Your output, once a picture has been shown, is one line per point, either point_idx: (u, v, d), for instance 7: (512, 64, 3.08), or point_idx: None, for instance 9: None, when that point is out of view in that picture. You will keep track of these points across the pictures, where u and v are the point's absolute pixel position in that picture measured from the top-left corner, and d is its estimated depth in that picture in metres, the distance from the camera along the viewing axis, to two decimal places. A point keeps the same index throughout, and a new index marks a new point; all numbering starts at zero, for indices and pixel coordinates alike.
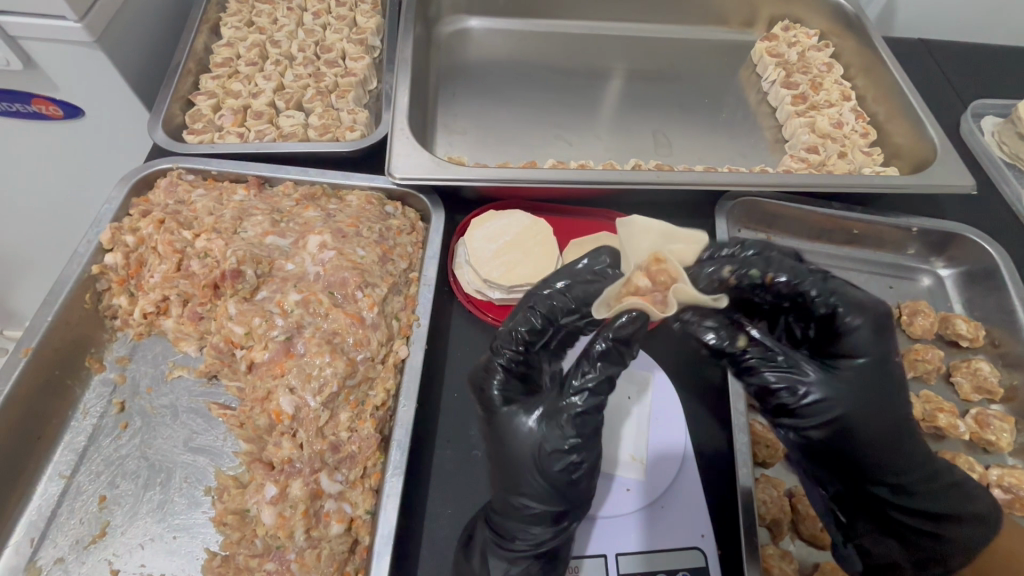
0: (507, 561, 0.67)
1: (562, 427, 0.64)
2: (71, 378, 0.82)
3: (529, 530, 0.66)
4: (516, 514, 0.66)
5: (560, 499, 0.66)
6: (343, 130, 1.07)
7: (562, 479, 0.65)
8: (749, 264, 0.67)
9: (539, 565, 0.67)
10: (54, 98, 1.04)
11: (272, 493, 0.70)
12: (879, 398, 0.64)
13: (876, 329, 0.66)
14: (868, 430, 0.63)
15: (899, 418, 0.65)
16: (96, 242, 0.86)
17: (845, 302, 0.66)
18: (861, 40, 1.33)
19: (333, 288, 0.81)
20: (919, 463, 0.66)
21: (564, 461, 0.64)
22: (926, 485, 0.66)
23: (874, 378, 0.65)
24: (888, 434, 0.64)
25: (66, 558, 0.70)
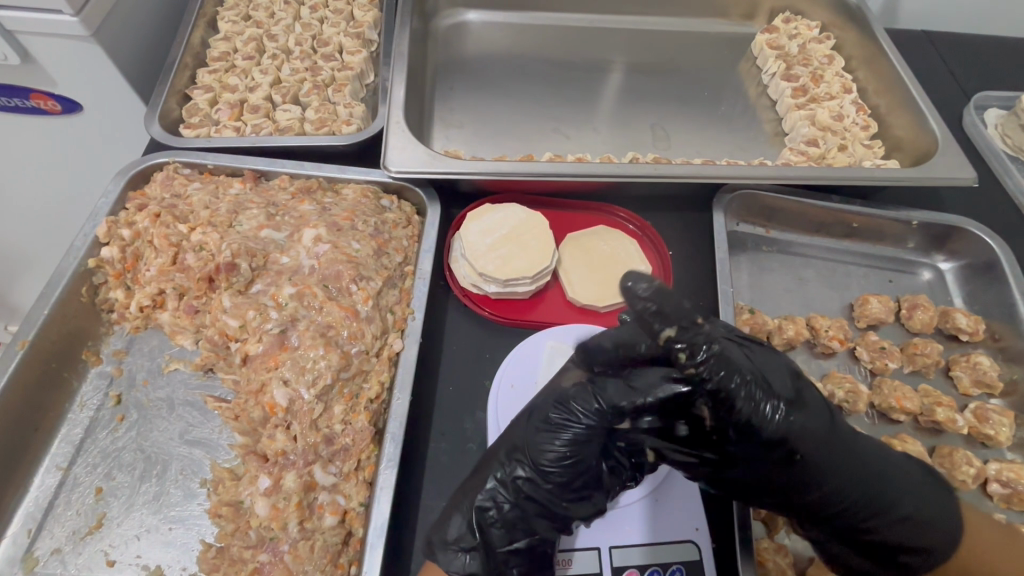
0: (468, 523, 0.66)
1: (575, 408, 0.66)
2: (68, 371, 0.82)
3: (494, 492, 0.67)
4: (495, 477, 0.68)
5: (541, 479, 0.66)
6: (340, 124, 1.07)
7: (552, 461, 0.66)
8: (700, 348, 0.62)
9: (504, 539, 0.67)
10: (52, 93, 1.04)
11: (266, 485, 0.71)
12: (820, 426, 0.62)
13: (763, 386, 0.60)
14: (790, 469, 0.62)
15: (838, 448, 0.63)
16: (92, 235, 0.86)
17: (720, 356, 0.60)
18: (864, 32, 1.31)
19: (327, 281, 0.82)
20: (890, 497, 0.64)
21: (561, 442, 0.66)
22: (897, 517, 0.63)
23: (806, 420, 0.61)
24: (840, 467, 0.62)
25: (63, 548, 0.71)
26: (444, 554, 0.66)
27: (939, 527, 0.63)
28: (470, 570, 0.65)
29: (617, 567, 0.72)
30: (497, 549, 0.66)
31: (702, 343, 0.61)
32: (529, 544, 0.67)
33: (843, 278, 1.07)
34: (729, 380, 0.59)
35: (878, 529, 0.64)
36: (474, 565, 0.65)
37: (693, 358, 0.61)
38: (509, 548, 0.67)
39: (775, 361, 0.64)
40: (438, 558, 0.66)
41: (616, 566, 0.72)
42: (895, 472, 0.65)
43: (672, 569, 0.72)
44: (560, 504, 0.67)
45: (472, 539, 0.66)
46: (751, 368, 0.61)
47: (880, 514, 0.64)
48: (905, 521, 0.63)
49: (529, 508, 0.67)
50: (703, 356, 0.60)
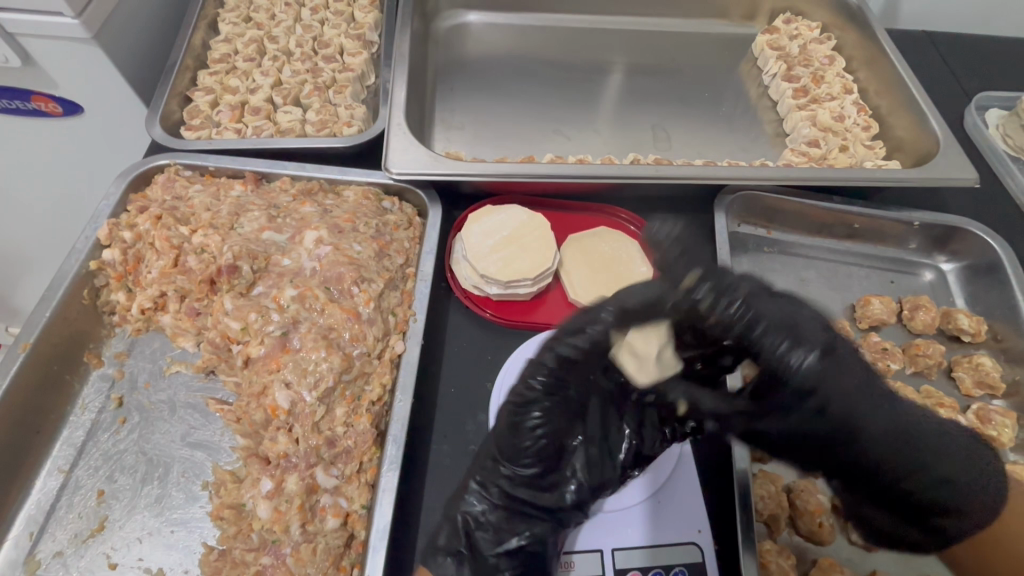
0: (454, 528, 0.68)
1: (526, 413, 0.65)
2: (69, 374, 0.82)
3: (475, 493, 0.69)
4: (474, 480, 0.70)
5: (515, 474, 0.68)
6: (341, 126, 1.07)
7: (523, 457, 0.68)
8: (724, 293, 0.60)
9: (492, 542, 0.68)
10: (53, 95, 1.04)
11: (268, 488, 0.71)
12: (854, 376, 0.60)
13: (794, 337, 0.59)
14: (829, 422, 0.59)
15: (873, 399, 0.60)
16: (94, 238, 0.86)
17: (751, 303, 0.60)
18: (865, 33, 1.31)
19: (328, 284, 0.82)
20: (929, 454, 0.61)
21: (526, 440, 0.66)
22: (935, 474, 0.61)
23: (839, 367, 0.59)
24: (879, 419, 0.59)
25: (64, 551, 0.71)
26: (433, 559, 0.67)
27: (975, 486, 0.61)
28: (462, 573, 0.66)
29: (619, 569, 0.72)
30: (488, 553, 0.67)
31: (731, 287, 0.60)
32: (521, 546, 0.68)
33: (844, 279, 1.07)
34: (761, 326, 0.59)
35: (915, 489, 0.62)
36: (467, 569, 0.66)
37: (722, 301, 0.59)
38: (499, 550, 0.67)
39: (806, 309, 0.61)
40: (429, 565, 0.67)
41: (618, 568, 0.72)
42: (929, 428, 0.63)
43: (675, 571, 0.72)
44: (539, 495, 0.70)
45: (459, 543, 0.67)
46: (783, 315, 0.60)
47: (917, 472, 0.61)
48: (943, 480, 0.61)
49: (513, 505, 0.69)
50: (738, 307, 0.59)
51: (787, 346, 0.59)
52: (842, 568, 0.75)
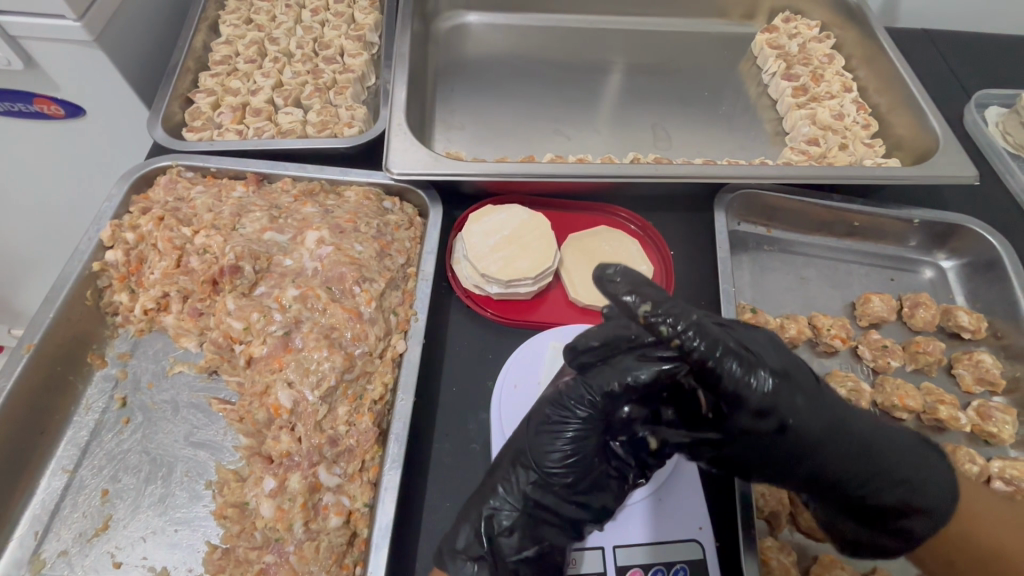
0: (475, 532, 0.67)
1: (573, 410, 0.65)
2: (73, 374, 0.82)
3: (502, 498, 0.67)
4: (503, 484, 0.68)
5: (547, 480, 0.67)
6: (342, 127, 1.08)
7: (556, 462, 0.66)
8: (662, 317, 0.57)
9: (514, 548, 0.66)
10: (55, 97, 1.05)
11: (271, 486, 0.71)
12: (811, 400, 0.62)
13: (748, 363, 0.58)
14: (783, 441, 0.61)
15: (824, 413, 0.62)
16: (97, 239, 0.87)
17: (703, 332, 0.57)
18: (864, 31, 1.32)
19: (330, 284, 0.82)
20: (884, 463, 0.63)
21: (564, 441, 0.66)
22: (893, 481, 0.63)
23: (795, 393, 0.61)
24: (833, 440, 0.62)
25: (69, 550, 0.71)
26: (452, 561, 0.66)
27: (936, 491, 0.63)
28: None
29: (621, 566, 0.72)
30: (506, 556, 0.66)
31: (683, 315, 0.58)
32: (539, 552, 0.67)
33: (844, 277, 1.07)
34: (714, 355, 0.57)
35: (873, 495, 0.64)
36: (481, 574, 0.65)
37: (675, 331, 0.57)
38: (518, 556, 0.66)
39: (757, 338, 0.65)
40: (447, 565, 0.66)
41: (620, 565, 0.72)
42: (885, 443, 0.64)
43: (677, 569, 0.72)
44: (565, 504, 0.68)
45: (481, 548, 0.66)
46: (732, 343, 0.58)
47: (872, 482, 0.64)
48: (906, 486, 0.63)
49: (538, 514, 0.68)
50: (693, 340, 0.57)
51: (739, 377, 0.57)
52: (843, 564, 0.76)
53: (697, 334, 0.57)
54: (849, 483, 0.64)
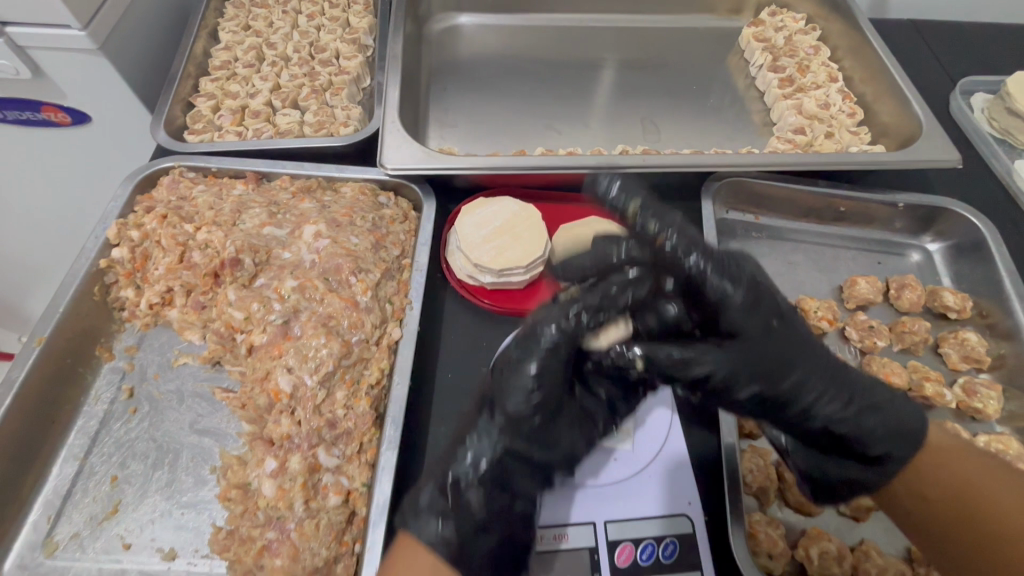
0: (441, 489, 0.65)
1: (544, 336, 0.62)
2: (83, 366, 0.86)
3: (471, 453, 0.66)
4: (473, 438, 0.66)
5: (516, 422, 0.65)
6: (338, 126, 1.11)
7: (521, 404, 0.64)
8: (646, 220, 0.64)
9: (483, 502, 0.64)
10: (62, 105, 1.08)
11: (272, 467, 0.74)
12: (783, 321, 0.66)
13: (726, 269, 0.63)
14: (766, 348, 0.64)
15: (801, 339, 0.66)
16: (103, 237, 0.90)
17: (682, 232, 0.63)
18: (847, 22, 1.34)
19: (327, 275, 0.85)
20: (860, 390, 0.66)
21: (526, 384, 0.63)
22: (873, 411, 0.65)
23: (766, 306, 0.65)
24: (804, 355, 0.65)
25: (81, 533, 0.74)
26: (417, 518, 0.63)
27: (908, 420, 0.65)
28: (444, 535, 0.62)
29: (612, 540, 0.74)
30: (477, 510, 0.64)
31: (666, 215, 0.64)
32: (508, 504, 0.66)
33: (831, 262, 1.09)
34: (692, 254, 0.62)
35: (847, 420, 0.65)
36: (450, 531, 0.62)
37: (660, 228, 0.63)
38: (488, 510, 0.64)
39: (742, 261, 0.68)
40: (411, 524, 0.64)
41: (611, 539, 0.74)
42: (859, 374, 0.68)
43: (666, 542, 0.74)
44: (534, 453, 0.67)
45: (445, 504, 0.63)
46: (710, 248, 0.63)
47: (853, 406, 0.65)
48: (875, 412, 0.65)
49: (508, 462, 0.66)
50: (673, 238, 0.63)
51: (719, 283, 0.62)
52: (831, 537, 0.77)
53: (678, 234, 0.63)
54: (820, 398, 0.65)
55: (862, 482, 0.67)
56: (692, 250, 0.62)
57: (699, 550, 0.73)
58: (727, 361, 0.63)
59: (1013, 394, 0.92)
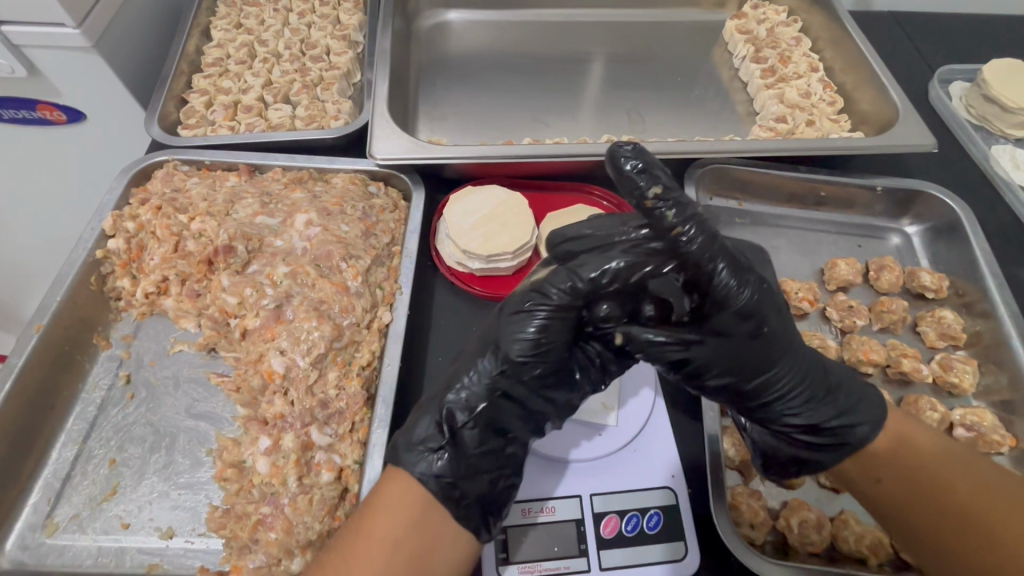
0: (436, 425, 0.69)
1: (549, 291, 0.67)
2: (79, 355, 0.87)
3: (464, 391, 0.69)
4: (469, 375, 0.70)
5: (514, 370, 0.68)
6: (329, 119, 1.14)
7: (523, 348, 0.67)
8: (666, 208, 0.60)
9: (475, 442, 0.68)
10: (57, 103, 1.11)
11: (266, 445, 0.76)
12: (781, 318, 0.67)
13: (737, 269, 0.63)
14: (753, 341, 0.66)
15: (789, 335, 0.69)
16: (100, 229, 0.92)
17: (700, 228, 0.60)
18: (827, 13, 1.37)
19: (319, 261, 0.87)
20: (833, 383, 0.70)
21: (531, 329, 0.67)
22: (838, 397, 0.70)
23: (767, 305, 0.66)
24: (791, 350, 0.68)
25: (80, 514, 0.76)
26: (411, 454, 0.67)
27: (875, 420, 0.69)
28: (438, 471, 0.65)
29: (598, 513, 0.76)
30: (471, 449, 0.67)
31: (688, 206, 0.60)
32: (500, 447, 0.69)
33: (813, 246, 1.12)
34: (708, 252, 0.61)
35: (816, 412, 0.69)
36: (446, 465, 0.65)
37: (680, 221, 0.59)
38: (480, 451, 0.68)
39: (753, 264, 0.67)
40: (405, 460, 0.67)
41: (597, 511, 0.76)
42: (836, 372, 0.72)
43: (651, 513, 0.76)
44: (530, 399, 0.70)
45: (440, 440, 0.67)
46: (727, 247, 0.62)
47: (823, 399, 0.69)
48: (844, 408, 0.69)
49: (503, 406, 0.69)
50: (691, 232, 0.60)
51: (726, 282, 0.62)
52: (810, 507, 0.80)
53: (695, 226, 0.60)
54: (794, 386, 0.69)
55: (812, 462, 0.71)
56: (706, 250, 0.60)
57: (682, 521, 0.76)
58: (707, 350, 0.67)
59: (988, 369, 0.94)
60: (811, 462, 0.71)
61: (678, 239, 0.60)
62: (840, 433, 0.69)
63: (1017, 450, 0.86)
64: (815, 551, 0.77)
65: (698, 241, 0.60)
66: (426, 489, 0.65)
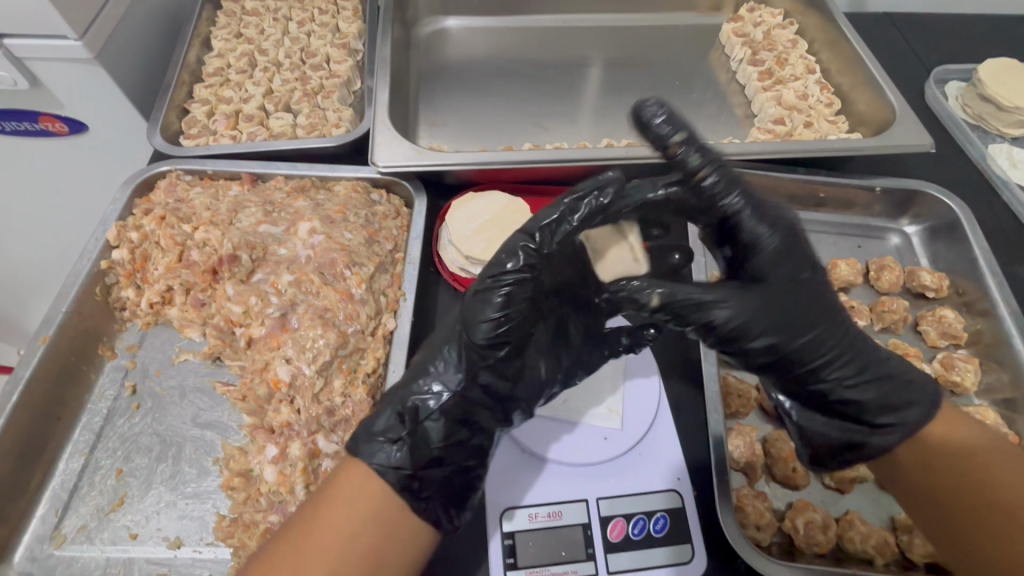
0: (398, 417, 0.69)
1: (517, 262, 0.67)
2: (85, 366, 0.88)
3: (431, 381, 0.71)
4: (434, 367, 0.72)
5: (481, 353, 0.69)
6: (330, 127, 1.15)
7: (488, 326, 0.67)
8: (690, 154, 0.67)
9: (439, 434, 0.68)
10: (59, 115, 1.11)
11: (273, 453, 0.77)
12: (816, 272, 0.69)
13: (765, 213, 0.67)
14: (794, 291, 0.67)
15: (829, 296, 0.69)
16: (103, 240, 0.93)
17: (722, 175, 0.67)
18: (823, 15, 1.38)
19: (323, 269, 0.88)
20: (876, 355, 0.69)
21: (494, 307, 0.67)
22: (884, 375, 0.69)
23: (800, 256, 0.67)
24: (831, 309, 0.68)
25: (88, 525, 0.76)
26: (370, 445, 0.67)
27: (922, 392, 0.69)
28: (398, 462, 0.65)
29: (604, 516, 0.76)
30: (433, 442, 0.68)
31: (709, 155, 0.68)
32: (466, 438, 0.70)
33: (813, 247, 1.12)
34: (727, 196, 0.67)
35: (861, 379, 0.68)
36: (405, 457, 0.66)
37: (702, 164, 0.67)
38: (445, 443, 0.68)
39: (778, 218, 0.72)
40: (364, 451, 0.67)
41: (604, 515, 0.76)
42: (879, 346, 0.71)
43: (657, 516, 0.77)
44: (496, 386, 0.71)
45: (401, 431, 0.68)
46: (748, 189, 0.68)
47: (869, 365, 0.68)
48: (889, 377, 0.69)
49: (470, 393, 0.70)
50: (712, 176, 0.67)
51: (754, 225, 0.66)
52: (815, 507, 0.80)
53: (717, 172, 0.67)
54: (840, 351, 0.68)
55: (867, 446, 0.70)
56: (727, 192, 0.67)
57: (688, 523, 0.76)
58: (750, 304, 0.66)
59: (990, 368, 0.95)
60: (852, 438, 0.70)
61: (700, 180, 0.67)
62: (886, 401, 0.68)
63: None
64: (821, 552, 0.77)
65: (719, 181, 0.66)
66: (386, 483, 0.64)
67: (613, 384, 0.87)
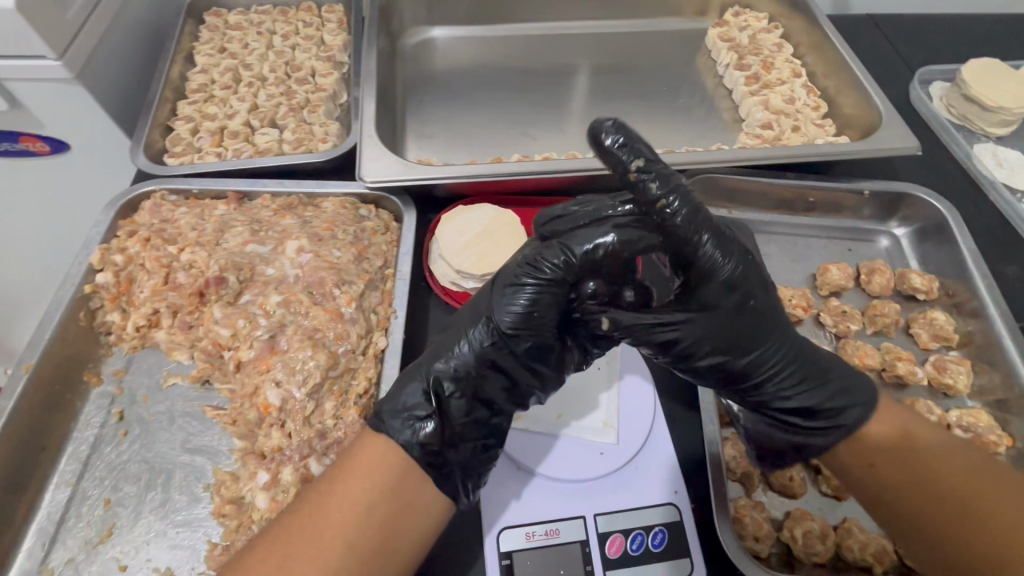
0: (425, 391, 0.69)
1: (543, 264, 0.67)
2: (70, 393, 0.86)
3: (450, 362, 0.70)
4: (461, 344, 0.70)
5: (506, 339, 0.69)
6: (316, 142, 1.14)
7: (513, 316, 0.68)
8: (649, 180, 0.62)
9: (462, 411, 0.69)
10: (40, 134, 1.09)
11: (265, 479, 0.76)
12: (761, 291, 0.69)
13: (721, 241, 0.65)
14: (737, 314, 0.68)
15: (774, 313, 0.70)
16: (87, 263, 0.91)
17: (684, 200, 0.63)
18: (807, 19, 1.39)
19: (312, 288, 0.87)
20: (822, 363, 0.72)
21: (519, 302, 0.67)
22: (826, 378, 0.71)
23: (748, 279, 0.68)
24: (776, 325, 0.70)
25: (76, 558, 0.75)
26: (395, 421, 0.67)
27: (865, 393, 0.72)
28: (427, 440, 0.66)
29: (602, 533, 0.76)
30: (457, 418, 0.68)
31: (670, 179, 0.63)
32: (487, 418, 0.70)
33: (804, 251, 1.12)
34: (692, 224, 0.63)
35: (807, 388, 0.71)
36: (432, 433, 0.66)
37: (663, 191, 0.62)
38: (466, 419, 0.69)
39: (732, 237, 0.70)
40: (387, 427, 0.67)
41: (601, 532, 0.76)
42: (823, 354, 0.73)
43: (655, 531, 0.76)
44: (517, 373, 0.71)
45: (428, 408, 0.68)
46: (711, 219, 0.64)
47: (811, 373, 0.71)
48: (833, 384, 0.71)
49: (488, 375, 0.70)
50: (673, 203, 0.62)
51: (711, 255, 0.64)
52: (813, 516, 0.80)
53: (679, 199, 0.62)
54: (785, 361, 0.70)
55: (815, 443, 0.72)
56: (692, 221, 0.63)
57: (686, 537, 0.76)
58: (695, 329, 0.67)
59: (981, 369, 0.95)
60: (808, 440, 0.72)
61: (658, 206, 0.62)
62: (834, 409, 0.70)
63: (1014, 448, 0.86)
64: (819, 562, 0.76)
65: (681, 210, 0.62)
66: (410, 457, 0.65)
67: (607, 397, 0.87)
